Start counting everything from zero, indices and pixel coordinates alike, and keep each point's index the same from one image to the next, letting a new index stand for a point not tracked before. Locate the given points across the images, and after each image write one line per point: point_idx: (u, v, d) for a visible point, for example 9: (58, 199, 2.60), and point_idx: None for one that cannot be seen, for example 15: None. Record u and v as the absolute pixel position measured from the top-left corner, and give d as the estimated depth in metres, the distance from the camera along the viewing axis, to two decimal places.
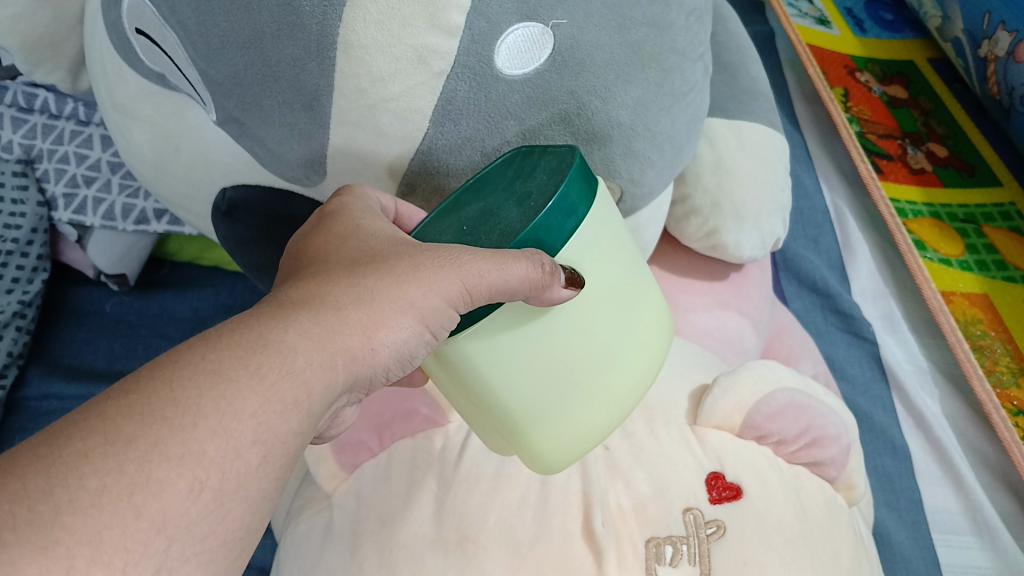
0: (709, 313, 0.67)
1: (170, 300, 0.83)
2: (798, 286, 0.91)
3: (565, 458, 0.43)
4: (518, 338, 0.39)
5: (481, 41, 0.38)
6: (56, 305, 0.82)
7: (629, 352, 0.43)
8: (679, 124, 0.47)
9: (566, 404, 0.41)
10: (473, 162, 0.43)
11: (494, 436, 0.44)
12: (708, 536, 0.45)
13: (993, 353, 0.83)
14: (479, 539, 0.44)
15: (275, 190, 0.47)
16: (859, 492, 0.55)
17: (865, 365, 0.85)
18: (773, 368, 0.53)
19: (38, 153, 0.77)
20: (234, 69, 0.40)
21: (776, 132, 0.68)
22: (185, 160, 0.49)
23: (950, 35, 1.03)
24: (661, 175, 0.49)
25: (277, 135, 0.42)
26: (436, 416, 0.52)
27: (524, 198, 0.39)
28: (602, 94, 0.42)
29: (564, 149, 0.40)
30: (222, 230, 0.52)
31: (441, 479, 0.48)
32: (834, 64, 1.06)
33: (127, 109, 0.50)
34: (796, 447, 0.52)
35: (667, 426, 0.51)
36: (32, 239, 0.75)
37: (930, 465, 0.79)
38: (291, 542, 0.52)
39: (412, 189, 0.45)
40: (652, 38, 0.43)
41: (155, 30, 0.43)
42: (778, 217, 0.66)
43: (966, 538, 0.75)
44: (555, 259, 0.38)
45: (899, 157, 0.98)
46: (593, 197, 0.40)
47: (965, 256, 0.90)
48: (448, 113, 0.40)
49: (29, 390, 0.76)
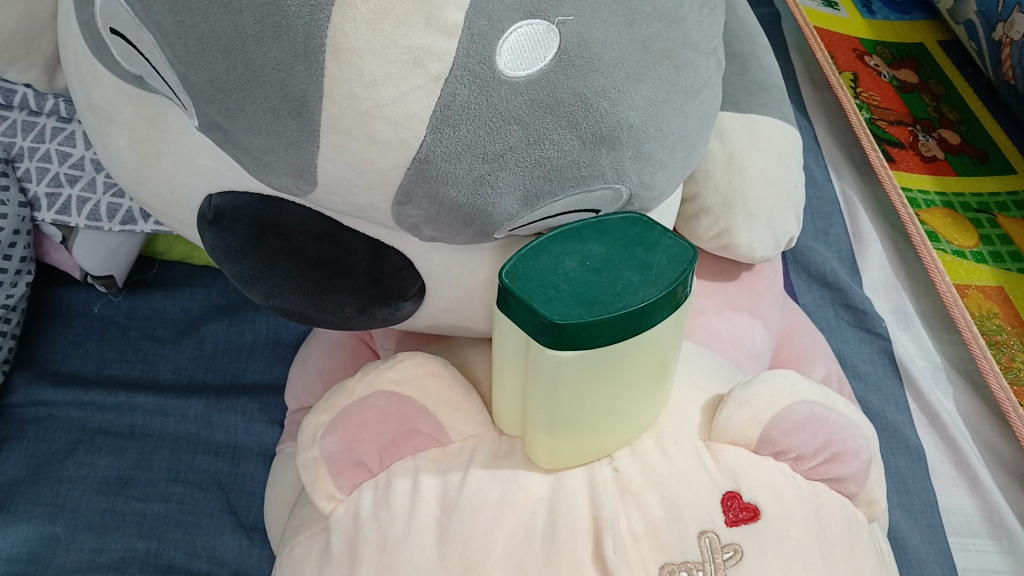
0: (720, 315, 0.64)
1: (161, 300, 0.81)
2: (807, 281, 0.89)
3: (623, 431, 0.46)
4: (568, 388, 0.41)
5: (482, 41, 0.35)
6: (42, 306, 0.80)
7: (665, 319, 0.42)
8: (691, 123, 0.43)
9: (588, 418, 0.43)
10: (474, 172, 0.38)
11: (565, 449, 0.45)
12: (725, 562, 0.44)
13: (1010, 348, 0.80)
14: (484, 568, 0.44)
15: (264, 196, 0.44)
16: (880, 507, 0.53)
17: (877, 362, 0.83)
18: (789, 378, 0.50)
19: (18, 152, 0.74)
20: (215, 74, 0.37)
21: (788, 125, 0.65)
22: (168, 166, 0.46)
23: (962, 17, 1.00)
24: (673, 177, 0.44)
25: (263, 143, 0.39)
26: (439, 434, 0.48)
27: (549, 291, 0.39)
28: (611, 94, 0.38)
29: (547, 266, 0.40)
30: (207, 241, 0.48)
31: (446, 502, 0.46)
32: (842, 48, 1.02)
33: (104, 113, 0.46)
34: (815, 463, 0.50)
35: (679, 444, 0.48)
36: (14, 242, 0.72)
37: (945, 465, 0.77)
38: (288, 565, 0.50)
39: (408, 198, 0.40)
40: (664, 33, 0.40)
41: (129, 30, 0.40)
42: (791, 215, 0.63)
43: (982, 541, 0.72)
44: (592, 342, 0.39)
45: (910, 145, 0.95)
46: (581, 275, 0.40)
47: (980, 247, 0.87)
48: (447, 120, 0.37)
49: (16, 396, 0.73)
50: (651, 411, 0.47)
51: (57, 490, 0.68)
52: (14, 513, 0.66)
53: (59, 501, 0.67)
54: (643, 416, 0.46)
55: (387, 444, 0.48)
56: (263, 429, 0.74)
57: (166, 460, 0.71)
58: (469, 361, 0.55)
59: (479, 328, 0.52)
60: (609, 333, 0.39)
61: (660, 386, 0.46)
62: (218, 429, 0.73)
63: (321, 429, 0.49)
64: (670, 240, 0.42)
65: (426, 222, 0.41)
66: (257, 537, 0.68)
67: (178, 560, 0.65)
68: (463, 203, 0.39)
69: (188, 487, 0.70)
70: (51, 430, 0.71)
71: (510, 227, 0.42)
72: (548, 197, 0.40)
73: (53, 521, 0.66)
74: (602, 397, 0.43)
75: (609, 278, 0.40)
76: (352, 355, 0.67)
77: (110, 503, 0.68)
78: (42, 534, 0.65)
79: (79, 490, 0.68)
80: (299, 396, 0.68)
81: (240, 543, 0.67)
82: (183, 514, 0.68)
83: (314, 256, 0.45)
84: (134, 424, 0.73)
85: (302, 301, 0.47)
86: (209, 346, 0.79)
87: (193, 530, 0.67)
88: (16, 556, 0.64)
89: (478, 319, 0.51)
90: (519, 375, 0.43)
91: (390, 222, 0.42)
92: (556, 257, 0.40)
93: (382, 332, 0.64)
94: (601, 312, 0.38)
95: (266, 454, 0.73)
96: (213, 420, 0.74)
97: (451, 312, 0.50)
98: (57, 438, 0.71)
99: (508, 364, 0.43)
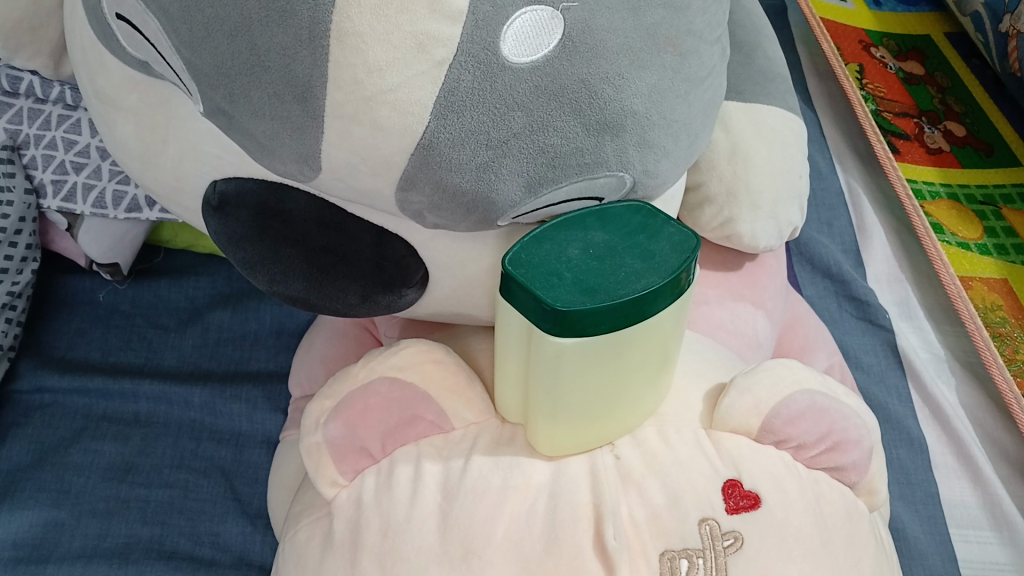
0: (722, 305, 0.64)
1: (166, 288, 0.82)
2: (811, 272, 0.89)
3: (624, 417, 0.46)
4: (569, 375, 0.41)
5: (486, 27, 0.35)
6: (48, 294, 0.80)
7: (668, 305, 0.41)
8: (695, 112, 0.43)
9: (590, 406, 0.44)
10: (477, 159, 0.38)
11: (567, 436, 0.45)
12: (725, 549, 0.45)
13: (1014, 340, 0.80)
14: (485, 553, 0.44)
15: (269, 183, 0.44)
16: (880, 497, 0.53)
17: (880, 354, 0.83)
18: (791, 367, 0.50)
19: (24, 139, 0.74)
20: (220, 59, 0.37)
21: (792, 116, 0.65)
22: (172, 152, 0.46)
23: (969, 10, 1.00)
24: (675, 166, 0.44)
25: (267, 129, 0.39)
26: (442, 421, 0.48)
27: (553, 277, 0.39)
28: (615, 81, 0.38)
29: (551, 251, 0.40)
30: (212, 228, 0.48)
31: (448, 488, 0.46)
32: (848, 39, 1.02)
33: (110, 99, 0.47)
34: (815, 452, 0.50)
35: (680, 431, 0.48)
36: (20, 228, 0.73)
37: (947, 457, 0.77)
38: (290, 550, 0.51)
39: (412, 184, 0.40)
40: (668, 21, 0.40)
41: (135, 15, 0.40)
42: (795, 206, 0.63)
43: (983, 533, 0.73)
44: (598, 329, 0.39)
45: (915, 136, 0.95)
46: (583, 262, 0.40)
47: (984, 240, 0.87)
48: (450, 105, 0.37)
49: (21, 383, 0.74)
50: (653, 398, 0.47)
51: (61, 475, 0.68)
52: (19, 499, 0.66)
53: (64, 487, 0.68)
54: (645, 404, 0.47)
55: (390, 428, 0.48)
56: (266, 417, 0.75)
57: (170, 447, 0.71)
58: (472, 349, 0.55)
59: (482, 316, 0.52)
60: (612, 320, 0.39)
61: (661, 374, 0.46)
62: (223, 417, 0.74)
63: (324, 416, 0.49)
64: (673, 228, 0.42)
65: (429, 209, 0.41)
66: (261, 524, 0.68)
67: (181, 546, 0.66)
68: (467, 189, 0.39)
69: (192, 474, 0.70)
70: (56, 416, 0.72)
71: (513, 215, 0.42)
72: (550, 184, 0.40)
73: (58, 506, 0.67)
74: (604, 385, 0.43)
75: (611, 265, 0.40)
76: (355, 343, 0.67)
77: (115, 489, 0.68)
78: (47, 519, 0.66)
79: (84, 476, 0.69)
80: (302, 384, 0.68)
81: (243, 529, 0.68)
82: (187, 501, 0.68)
83: (317, 243, 0.46)
84: (139, 411, 0.73)
85: (306, 287, 0.47)
86: (214, 334, 0.79)
87: (197, 517, 0.68)
88: (22, 540, 0.65)
89: (480, 307, 0.51)
90: (521, 361, 0.43)
91: (393, 208, 0.42)
92: (558, 244, 0.41)
93: (385, 320, 0.64)
94: (604, 299, 0.39)
95: (270, 441, 0.73)
96: (217, 407, 0.74)
97: (454, 299, 0.50)
98: (62, 424, 0.71)
99: (510, 351, 0.43)
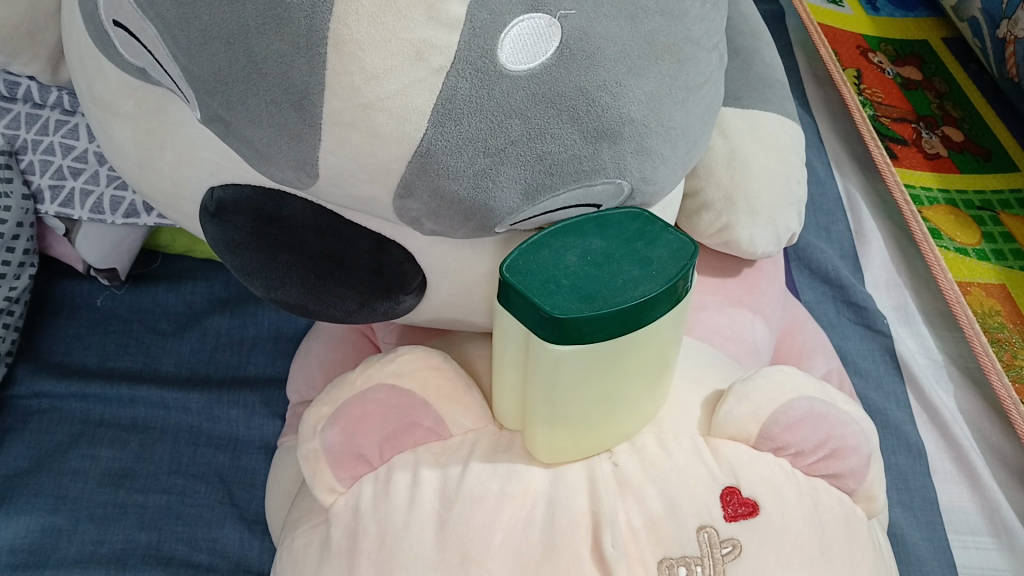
0: (720, 311, 0.64)
1: (163, 293, 0.82)
2: (809, 277, 0.89)
3: (622, 424, 0.46)
4: (566, 381, 0.41)
5: (484, 35, 0.35)
6: (46, 299, 0.80)
7: (665, 312, 0.41)
8: (693, 118, 0.43)
9: (589, 412, 0.43)
10: (476, 166, 0.38)
11: (565, 442, 0.45)
12: (723, 556, 0.45)
13: (1012, 346, 0.80)
14: (482, 560, 0.44)
15: (266, 189, 0.44)
16: (879, 504, 0.53)
17: (878, 359, 0.83)
18: (790, 374, 0.50)
19: (22, 145, 0.74)
20: (217, 67, 0.37)
21: (790, 122, 0.65)
22: (170, 158, 0.46)
23: (967, 15, 1.00)
24: (673, 173, 0.44)
25: (265, 136, 0.39)
26: (440, 428, 0.48)
27: (551, 284, 0.39)
28: (613, 89, 0.38)
29: (549, 258, 0.40)
30: (209, 234, 0.48)
31: (445, 495, 0.46)
32: (846, 45, 1.02)
33: (107, 105, 0.47)
34: (814, 459, 0.50)
35: (678, 438, 0.48)
36: (17, 234, 0.72)
37: (945, 462, 0.77)
38: (288, 557, 0.51)
39: (410, 191, 0.40)
40: (666, 28, 0.40)
41: (132, 22, 0.40)
42: (793, 212, 0.63)
43: (982, 538, 0.73)
44: (597, 335, 0.39)
45: (913, 142, 0.95)
46: (582, 269, 0.40)
47: (982, 245, 0.87)
48: (448, 113, 0.37)
49: (19, 388, 0.73)
50: (651, 405, 0.47)
51: (59, 481, 0.68)
52: (16, 504, 0.66)
53: (61, 493, 0.67)
54: (644, 411, 0.47)
55: (388, 436, 0.48)
56: (264, 423, 0.74)
57: (168, 453, 0.71)
58: (470, 355, 0.55)
59: (479, 322, 0.52)
60: (610, 327, 0.39)
61: (659, 380, 0.46)
62: (220, 423, 0.74)
63: (323, 421, 0.49)
64: (671, 234, 0.42)
65: (427, 216, 0.41)
66: (258, 530, 0.68)
67: (179, 552, 0.66)
68: (464, 196, 0.39)
69: (189, 479, 0.70)
70: (54, 422, 0.72)
71: (512, 221, 0.42)
72: (549, 191, 0.40)
73: (56, 512, 0.66)
74: (602, 391, 0.43)
75: (610, 272, 0.40)
76: (354, 349, 0.67)
77: (113, 495, 0.68)
78: (45, 525, 0.66)
79: (81, 482, 0.68)
80: (301, 389, 0.68)
81: (241, 536, 0.68)
82: (185, 507, 0.68)
83: (316, 250, 0.46)
84: (136, 416, 0.73)
85: (303, 293, 0.47)
86: (211, 340, 0.79)
87: (195, 523, 0.67)
88: (19, 546, 0.64)
89: (478, 313, 0.51)
90: (519, 368, 0.43)
91: (391, 215, 0.42)
92: (557, 250, 0.41)
93: (383, 326, 0.64)
94: (603, 306, 0.38)
95: (268, 447, 0.73)
96: (215, 413, 0.74)
97: (452, 306, 0.50)
98: (60, 430, 0.71)
99: (508, 357, 0.43)
